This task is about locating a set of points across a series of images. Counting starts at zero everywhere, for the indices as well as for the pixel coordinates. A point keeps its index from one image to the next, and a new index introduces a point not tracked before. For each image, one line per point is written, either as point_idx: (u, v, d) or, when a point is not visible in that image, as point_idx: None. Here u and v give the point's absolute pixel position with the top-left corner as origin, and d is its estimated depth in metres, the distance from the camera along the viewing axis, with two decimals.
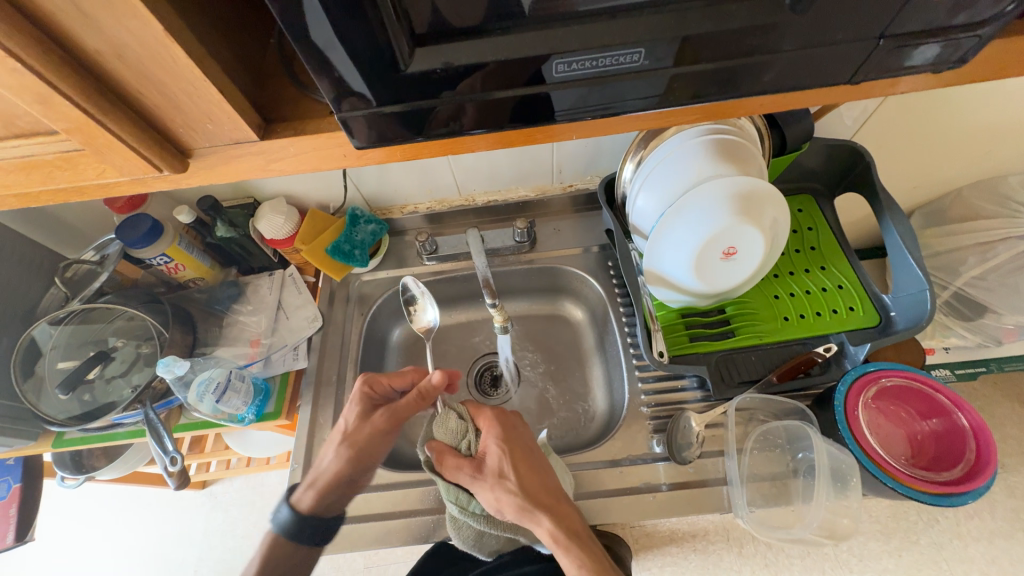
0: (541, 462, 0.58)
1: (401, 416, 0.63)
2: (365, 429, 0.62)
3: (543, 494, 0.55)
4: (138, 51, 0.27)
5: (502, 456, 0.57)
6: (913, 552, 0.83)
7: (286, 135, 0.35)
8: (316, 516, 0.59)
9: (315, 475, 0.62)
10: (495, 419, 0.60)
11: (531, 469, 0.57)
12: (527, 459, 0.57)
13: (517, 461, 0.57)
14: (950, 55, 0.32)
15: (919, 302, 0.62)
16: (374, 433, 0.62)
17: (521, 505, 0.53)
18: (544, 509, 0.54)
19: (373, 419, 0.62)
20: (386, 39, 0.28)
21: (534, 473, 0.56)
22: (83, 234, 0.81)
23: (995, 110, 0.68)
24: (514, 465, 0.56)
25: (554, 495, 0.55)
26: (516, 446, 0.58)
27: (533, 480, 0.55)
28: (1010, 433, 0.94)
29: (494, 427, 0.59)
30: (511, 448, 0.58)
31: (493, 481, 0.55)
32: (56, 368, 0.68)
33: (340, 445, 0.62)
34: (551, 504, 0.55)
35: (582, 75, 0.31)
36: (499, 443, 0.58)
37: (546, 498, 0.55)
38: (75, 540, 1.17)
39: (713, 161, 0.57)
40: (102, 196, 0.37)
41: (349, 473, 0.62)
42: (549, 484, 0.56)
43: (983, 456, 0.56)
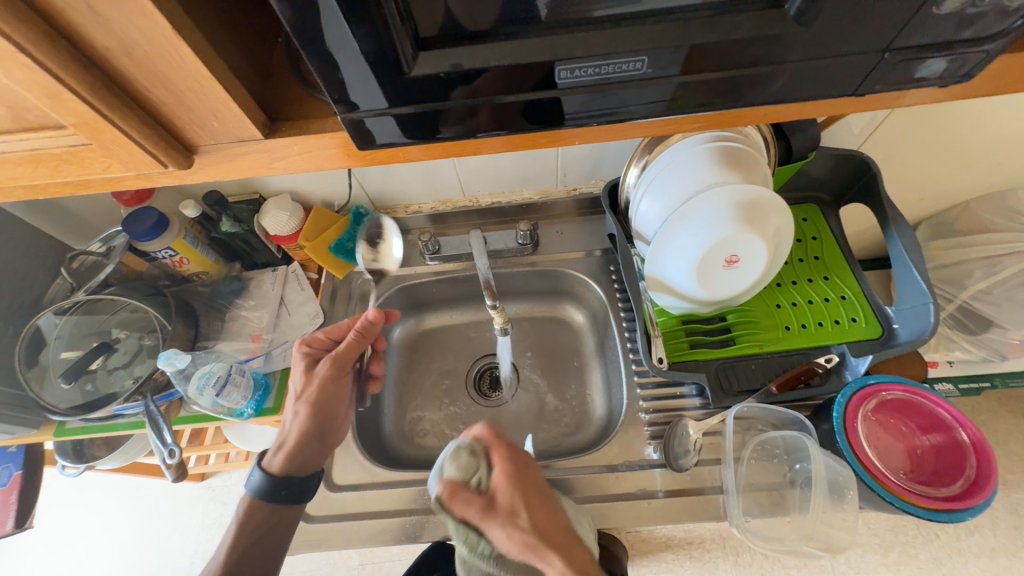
0: (551, 499, 0.54)
1: (346, 359, 0.64)
2: (315, 382, 0.63)
3: (558, 533, 0.51)
4: (147, 48, 0.28)
5: (511, 492, 0.53)
6: (911, 567, 0.82)
7: (290, 134, 0.35)
8: (289, 476, 0.60)
9: (283, 438, 0.62)
10: (504, 450, 0.56)
11: (542, 506, 0.53)
12: (539, 496, 0.54)
13: (530, 500, 0.53)
14: (957, 69, 0.31)
15: (923, 315, 0.61)
16: (324, 383, 0.64)
17: (538, 546, 0.49)
18: (559, 550, 0.50)
19: (318, 371, 0.64)
20: (390, 42, 0.28)
21: (548, 514, 0.53)
22: (89, 225, 0.82)
23: (1004, 124, 0.68)
24: (529, 504, 0.52)
25: (564, 532, 0.52)
26: (528, 480, 0.55)
27: (545, 518, 0.52)
28: (1014, 448, 0.93)
29: (504, 459, 0.55)
30: (521, 483, 0.54)
31: (504, 518, 0.51)
32: (60, 358, 0.69)
33: (297, 403, 0.63)
34: (566, 544, 0.51)
35: (586, 81, 0.31)
36: (510, 479, 0.54)
37: (561, 538, 0.51)
38: (74, 528, 1.17)
39: (717, 169, 0.57)
40: (108, 190, 0.38)
41: (312, 426, 0.62)
42: (561, 525, 0.53)
43: (983, 472, 0.56)
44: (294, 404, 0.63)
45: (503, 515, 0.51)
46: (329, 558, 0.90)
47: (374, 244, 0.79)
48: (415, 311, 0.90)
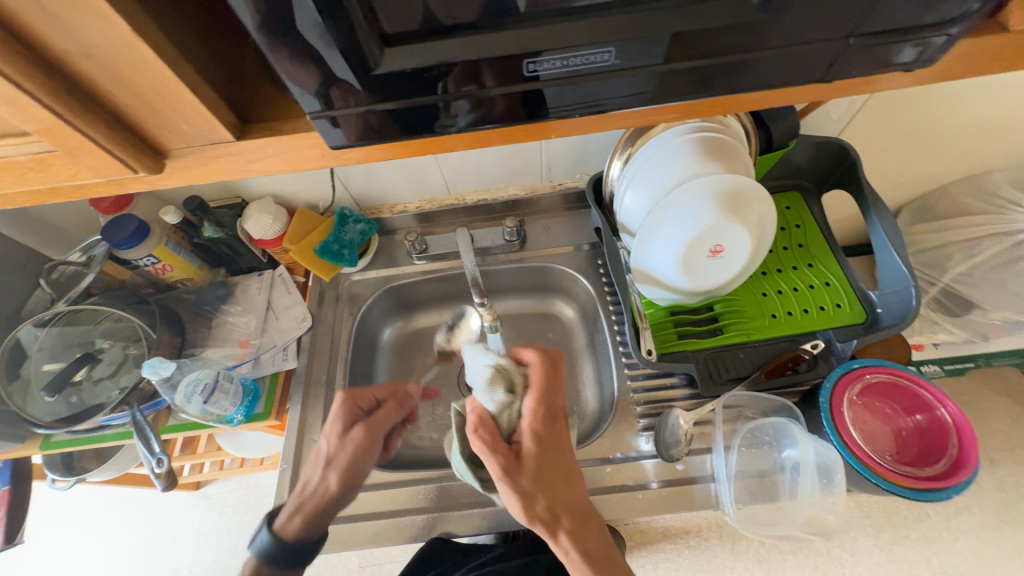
0: (576, 467, 0.56)
1: (379, 428, 0.70)
2: (348, 448, 0.67)
3: (577, 506, 0.53)
4: (107, 51, 0.27)
5: (545, 456, 0.53)
6: (903, 546, 0.84)
7: (262, 135, 0.35)
8: (297, 543, 0.59)
9: (300, 501, 0.62)
10: (548, 408, 0.56)
11: (569, 476, 0.54)
12: (569, 465, 0.55)
13: (562, 467, 0.54)
14: (922, 54, 0.32)
15: (904, 299, 0.62)
16: (356, 449, 0.67)
17: (559, 514, 0.52)
18: (577, 522, 0.52)
19: (353, 436, 0.67)
20: (354, 39, 0.28)
21: (574, 483, 0.54)
22: (69, 235, 0.81)
23: (979, 108, 0.69)
24: (561, 471, 0.54)
25: (580, 514, 0.53)
26: (561, 443, 0.55)
27: (571, 486, 0.54)
28: (998, 427, 0.95)
29: (546, 420, 0.55)
30: (555, 449, 0.54)
31: (525, 476, 0.52)
32: (42, 370, 0.67)
33: (324, 463, 0.66)
34: (584, 518, 0.53)
35: (556, 74, 0.31)
36: (546, 440, 0.54)
37: (579, 510, 0.53)
38: (68, 542, 1.16)
39: (699, 159, 0.57)
40: (79, 198, 0.37)
41: (336, 492, 0.64)
42: (583, 495, 0.55)
43: (964, 451, 0.57)
44: (322, 466, 0.66)
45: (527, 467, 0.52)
46: (328, 562, 0.90)
47: (451, 331, 0.84)
48: (405, 311, 0.90)
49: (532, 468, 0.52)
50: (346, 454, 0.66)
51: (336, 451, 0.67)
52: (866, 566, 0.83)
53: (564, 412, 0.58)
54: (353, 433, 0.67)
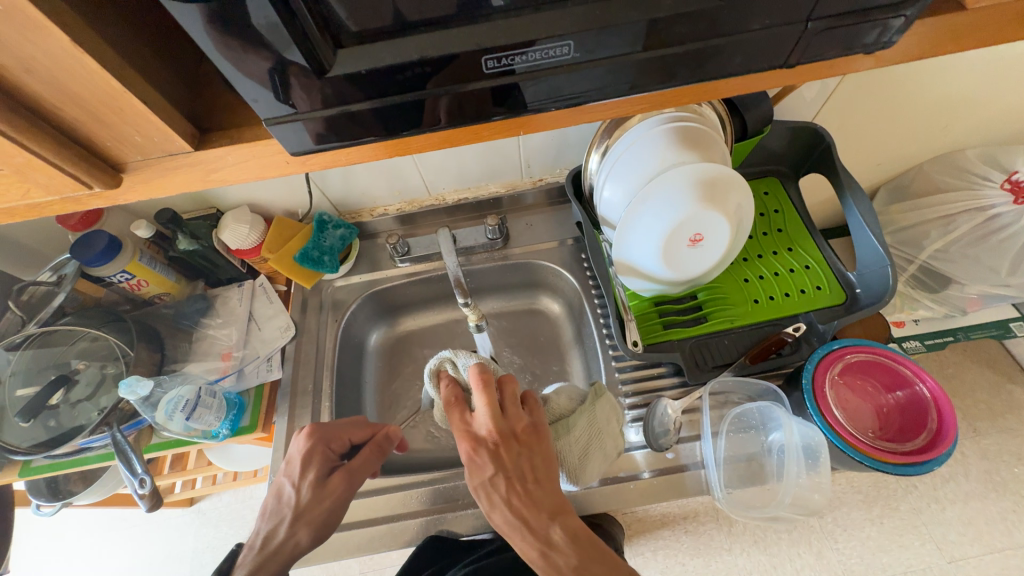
0: (517, 480, 0.51)
1: (355, 474, 0.61)
2: (322, 500, 0.58)
3: (522, 519, 0.49)
4: (48, 64, 0.26)
5: (472, 478, 0.52)
6: (893, 518, 0.86)
7: (222, 144, 0.34)
8: None
9: (262, 557, 0.56)
10: (466, 430, 0.55)
11: (508, 492, 0.51)
12: (503, 480, 0.51)
13: (494, 484, 0.51)
14: (881, 35, 0.32)
15: (881, 278, 0.63)
16: (330, 501, 0.58)
17: (503, 528, 0.50)
18: (523, 536, 0.49)
19: (330, 485, 0.59)
20: (306, 42, 0.27)
21: (519, 495, 0.51)
22: (38, 254, 0.78)
23: (948, 86, 0.70)
24: (490, 490, 0.51)
25: (531, 518, 0.49)
26: (487, 464, 0.52)
27: (509, 500, 0.50)
28: (981, 397, 0.97)
29: (464, 443, 0.54)
30: (482, 471, 0.52)
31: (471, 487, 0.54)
32: (16, 395, 0.65)
33: (292, 512, 0.58)
34: (536, 531, 0.49)
35: (515, 70, 0.31)
36: (470, 462, 0.53)
37: (525, 523, 0.49)
38: (61, 566, 1.14)
39: (675, 148, 0.57)
40: (37, 217, 0.36)
41: (305, 541, 0.57)
42: (534, 506, 0.50)
43: (944, 424, 0.58)
44: (288, 519, 0.57)
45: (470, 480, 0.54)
46: (327, 570, 0.89)
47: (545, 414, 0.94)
48: (391, 315, 0.89)
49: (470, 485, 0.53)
50: (317, 506, 0.58)
51: (306, 501, 0.58)
52: (859, 540, 0.84)
53: (493, 428, 0.54)
54: (328, 481, 0.59)
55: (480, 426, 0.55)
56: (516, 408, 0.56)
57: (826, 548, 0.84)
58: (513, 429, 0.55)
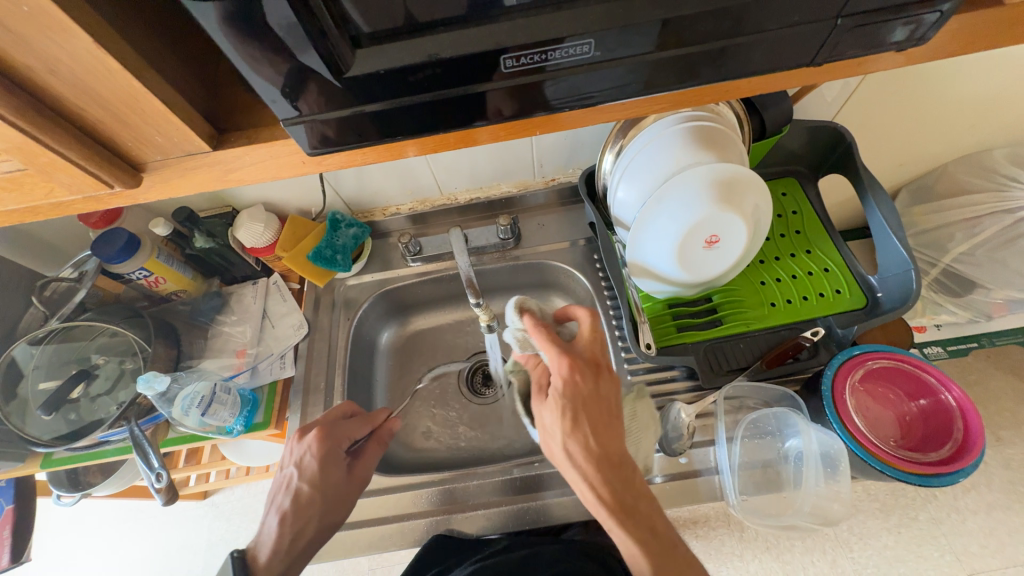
0: (608, 416, 0.51)
1: (368, 465, 0.64)
2: (348, 490, 0.61)
3: (605, 455, 0.49)
4: (71, 65, 0.27)
5: (565, 400, 0.50)
6: (911, 528, 0.83)
7: (240, 144, 0.34)
8: None
9: (292, 552, 0.56)
10: (567, 351, 0.52)
11: (594, 425, 0.50)
12: (596, 409, 0.51)
13: (586, 411, 0.50)
14: (914, 31, 0.31)
15: (904, 282, 0.61)
16: (354, 490, 0.62)
17: (578, 457, 0.49)
18: (604, 465, 0.49)
19: (353, 476, 0.62)
20: (324, 42, 0.27)
21: (606, 431, 0.51)
22: (60, 250, 0.80)
23: (978, 84, 0.67)
24: (583, 412, 0.50)
25: (615, 452, 0.50)
26: (582, 392, 0.51)
27: (597, 433, 0.50)
28: (1006, 405, 0.94)
29: (567, 359, 0.51)
30: (577, 395, 0.51)
31: (549, 410, 0.52)
32: (38, 389, 0.67)
33: (318, 509, 0.58)
34: (615, 465, 0.49)
35: (543, 68, 0.30)
36: (565, 383, 0.51)
37: (606, 459, 0.49)
38: (80, 554, 1.17)
39: (692, 148, 0.56)
40: (59, 215, 0.36)
41: (329, 534, 0.59)
42: (614, 443, 0.50)
43: (971, 435, 0.57)
44: (315, 513, 0.58)
45: (553, 403, 0.51)
46: (336, 566, 0.90)
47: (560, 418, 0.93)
48: (402, 314, 0.89)
49: (554, 404, 0.51)
50: (342, 499, 0.60)
51: (330, 496, 0.59)
52: (875, 549, 0.82)
53: (595, 356, 0.53)
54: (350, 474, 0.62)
55: (580, 351, 0.54)
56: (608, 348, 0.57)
57: (841, 557, 0.82)
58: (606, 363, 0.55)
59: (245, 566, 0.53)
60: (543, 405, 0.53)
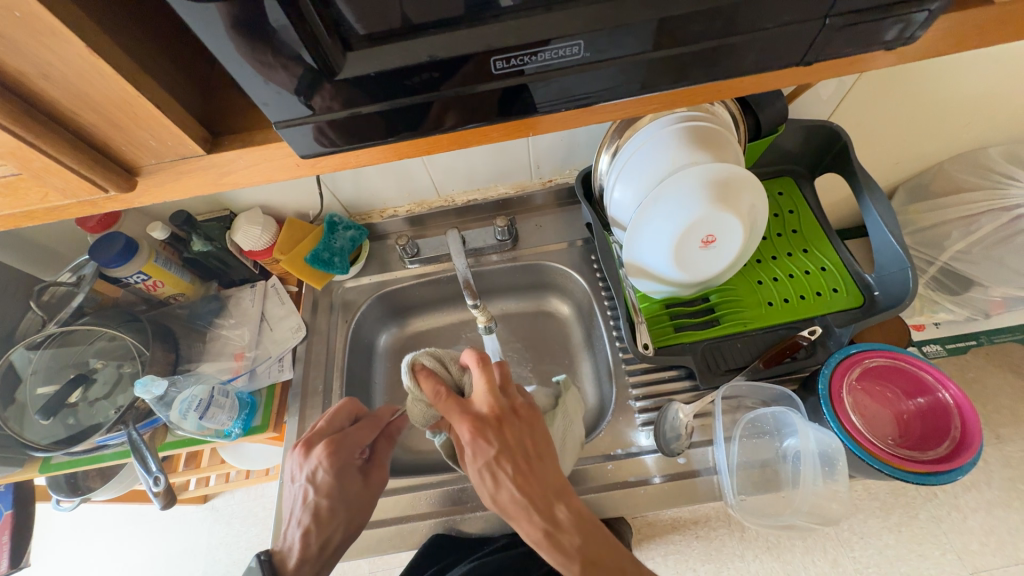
0: (523, 464, 0.50)
1: (381, 464, 0.65)
2: (366, 494, 0.61)
3: (529, 502, 0.49)
4: (63, 69, 0.27)
5: (475, 460, 0.51)
6: (912, 527, 0.83)
7: (234, 147, 0.34)
8: None
9: (321, 557, 0.56)
10: (467, 410, 0.52)
11: (510, 475, 0.50)
12: (509, 458, 0.50)
13: (501, 463, 0.50)
14: (904, 31, 0.31)
15: (901, 280, 0.61)
16: (372, 492, 0.62)
17: (508, 508, 0.49)
18: (529, 512, 0.48)
19: (371, 479, 0.62)
20: (316, 44, 0.27)
21: (528, 478, 0.50)
22: (58, 254, 0.80)
23: (973, 82, 0.67)
24: (494, 467, 0.50)
25: (542, 494, 0.49)
26: (490, 449, 0.50)
27: (512, 483, 0.49)
28: (1005, 403, 0.94)
29: (465, 422, 0.51)
30: (486, 453, 0.50)
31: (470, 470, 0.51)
32: (37, 393, 0.67)
33: (342, 516, 0.58)
34: (543, 509, 0.49)
35: (525, 70, 0.30)
36: (471, 444, 0.51)
37: (533, 504, 0.49)
38: (80, 558, 1.17)
39: (687, 149, 0.56)
40: (55, 220, 0.36)
41: (355, 535, 0.60)
42: (540, 487, 0.50)
43: (968, 432, 0.56)
44: (338, 520, 0.58)
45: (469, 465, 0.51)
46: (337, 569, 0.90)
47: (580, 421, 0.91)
48: (400, 316, 0.89)
49: (471, 465, 0.51)
50: (363, 502, 0.61)
51: (351, 501, 0.60)
52: (876, 548, 0.82)
53: (494, 406, 0.53)
54: (367, 477, 0.62)
55: (480, 406, 0.53)
56: (513, 388, 0.56)
57: (841, 556, 0.82)
58: (512, 406, 0.54)
59: (275, 569, 0.53)
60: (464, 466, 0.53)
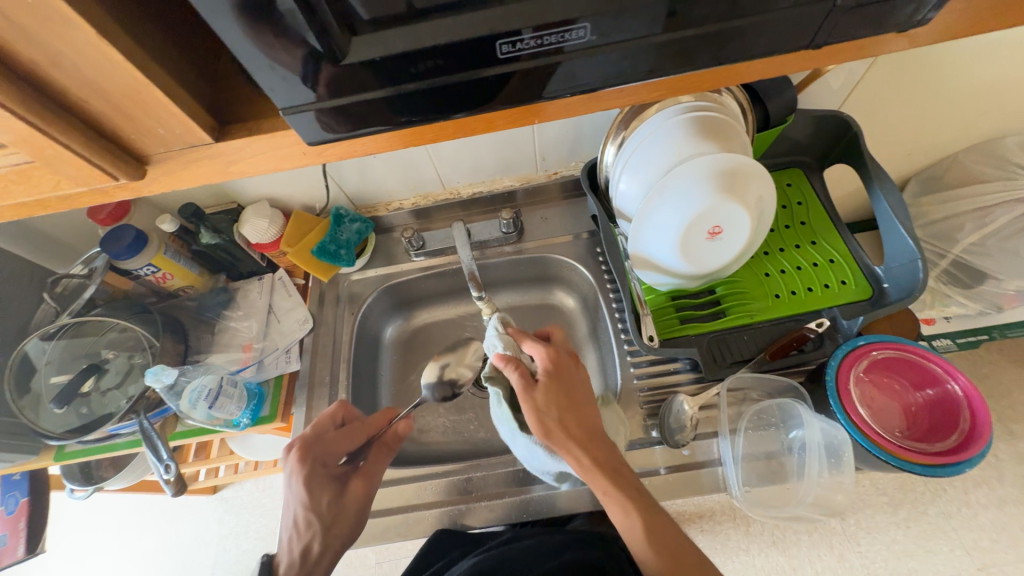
0: (584, 398, 0.56)
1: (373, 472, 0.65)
2: (346, 504, 0.61)
3: (588, 430, 0.54)
4: (74, 57, 0.27)
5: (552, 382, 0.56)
6: (920, 522, 0.83)
7: (241, 136, 0.34)
8: None
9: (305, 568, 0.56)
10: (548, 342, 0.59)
11: (575, 405, 0.55)
12: (577, 387, 0.57)
13: (571, 389, 0.56)
14: (915, 13, 0.30)
15: (911, 272, 0.60)
16: (354, 502, 0.61)
17: (569, 431, 0.53)
18: (589, 438, 0.53)
19: (349, 490, 0.62)
20: (320, 28, 0.27)
21: (589, 409, 0.56)
22: (70, 247, 0.81)
23: (989, 69, 0.66)
24: (567, 391, 0.55)
25: (599, 427, 0.55)
26: (561, 379, 0.56)
27: (577, 411, 0.54)
28: (1017, 399, 0.92)
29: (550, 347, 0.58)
30: (557, 381, 0.56)
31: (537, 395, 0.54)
32: (51, 383, 0.68)
33: (323, 528, 0.58)
34: (599, 437, 0.54)
35: (563, 49, 0.30)
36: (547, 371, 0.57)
37: (590, 432, 0.54)
38: (94, 546, 1.19)
39: (694, 139, 0.55)
40: (67, 209, 0.37)
41: (343, 546, 0.59)
42: (597, 418, 0.55)
43: (977, 424, 0.56)
44: (315, 531, 0.58)
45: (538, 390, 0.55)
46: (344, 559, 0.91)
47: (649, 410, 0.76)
48: (407, 308, 0.90)
49: (543, 390, 0.55)
50: (344, 513, 0.60)
51: (328, 513, 0.59)
52: (884, 543, 0.82)
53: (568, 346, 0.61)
54: (347, 486, 0.62)
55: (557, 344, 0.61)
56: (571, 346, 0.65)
57: (848, 551, 0.82)
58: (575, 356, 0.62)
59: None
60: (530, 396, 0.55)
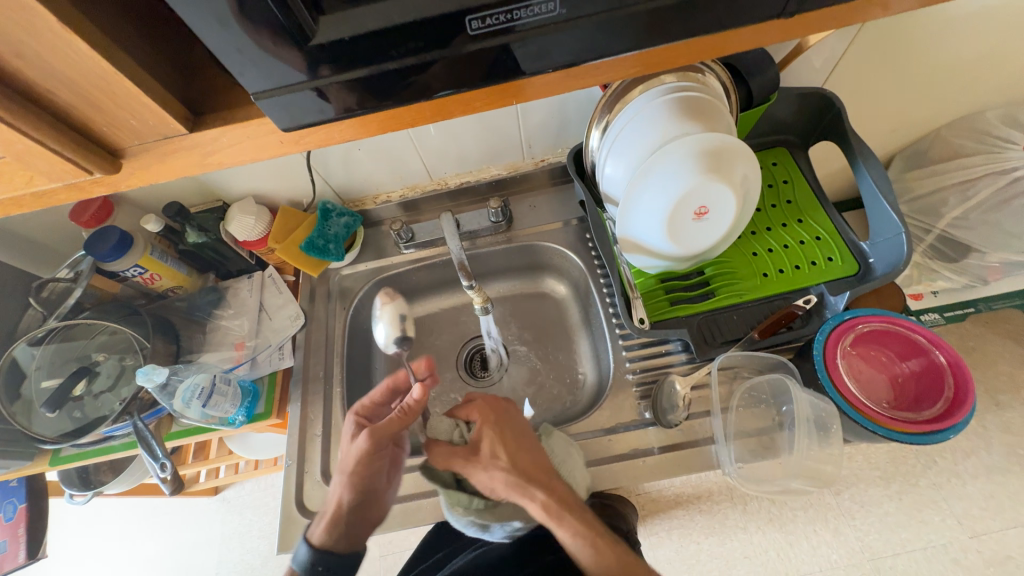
0: (535, 444, 0.62)
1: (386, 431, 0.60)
2: (354, 454, 0.60)
3: (538, 471, 0.59)
4: (35, 44, 0.27)
5: (490, 441, 0.60)
6: (912, 494, 0.84)
7: (216, 125, 0.34)
8: (334, 551, 0.58)
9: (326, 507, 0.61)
10: (478, 405, 0.63)
11: (517, 448, 0.60)
12: (513, 439, 0.61)
13: (505, 444, 0.60)
14: None
15: (896, 245, 0.61)
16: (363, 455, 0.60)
17: (505, 484, 0.58)
18: (531, 480, 0.58)
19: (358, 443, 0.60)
20: (287, 8, 0.27)
21: (527, 455, 0.60)
22: (53, 251, 0.80)
23: (970, 40, 0.66)
24: (500, 452, 0.59)
25: (543, 470, 0.59)
26: (509, 435, 0.61)
27: (524, 458, 0.59)
28: (1004, 369, 0.94)
29: (481, 411, 0.62)
30: (509, 436, 0.61)
31: (479, 465, 0.59)
32: (41, 388, 0.67)
33: (343, 475, 0.60)
34: (540, 478, 0.58)
35: (507, 29, 0.30)
36: (492, 427, 0.61)
37: (537, 474, 0.58)
38: (96, 551, 1.20)
39: (677, 121, 0.55)
40: (42, 207, 0.36)
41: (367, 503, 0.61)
42: (536, 462, 0.60)
43: (961, 390, 0.57)
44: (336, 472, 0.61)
45: (484, 456, 0.59)
46: None
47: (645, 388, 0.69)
48: None
49: (484, 457, 0.59)
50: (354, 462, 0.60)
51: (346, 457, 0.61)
52: (876, 516, 0.84)
53: (499, 401, 0.64)
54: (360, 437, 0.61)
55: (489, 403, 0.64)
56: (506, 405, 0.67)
57: (842, 525, 0.84)
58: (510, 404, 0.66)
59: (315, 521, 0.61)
60: (473, 466, 0.59)
